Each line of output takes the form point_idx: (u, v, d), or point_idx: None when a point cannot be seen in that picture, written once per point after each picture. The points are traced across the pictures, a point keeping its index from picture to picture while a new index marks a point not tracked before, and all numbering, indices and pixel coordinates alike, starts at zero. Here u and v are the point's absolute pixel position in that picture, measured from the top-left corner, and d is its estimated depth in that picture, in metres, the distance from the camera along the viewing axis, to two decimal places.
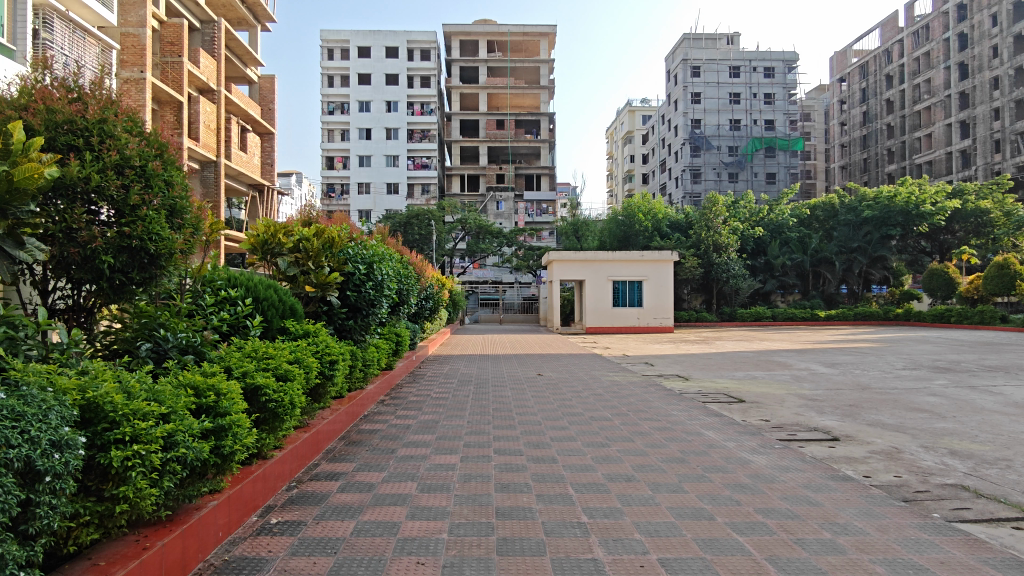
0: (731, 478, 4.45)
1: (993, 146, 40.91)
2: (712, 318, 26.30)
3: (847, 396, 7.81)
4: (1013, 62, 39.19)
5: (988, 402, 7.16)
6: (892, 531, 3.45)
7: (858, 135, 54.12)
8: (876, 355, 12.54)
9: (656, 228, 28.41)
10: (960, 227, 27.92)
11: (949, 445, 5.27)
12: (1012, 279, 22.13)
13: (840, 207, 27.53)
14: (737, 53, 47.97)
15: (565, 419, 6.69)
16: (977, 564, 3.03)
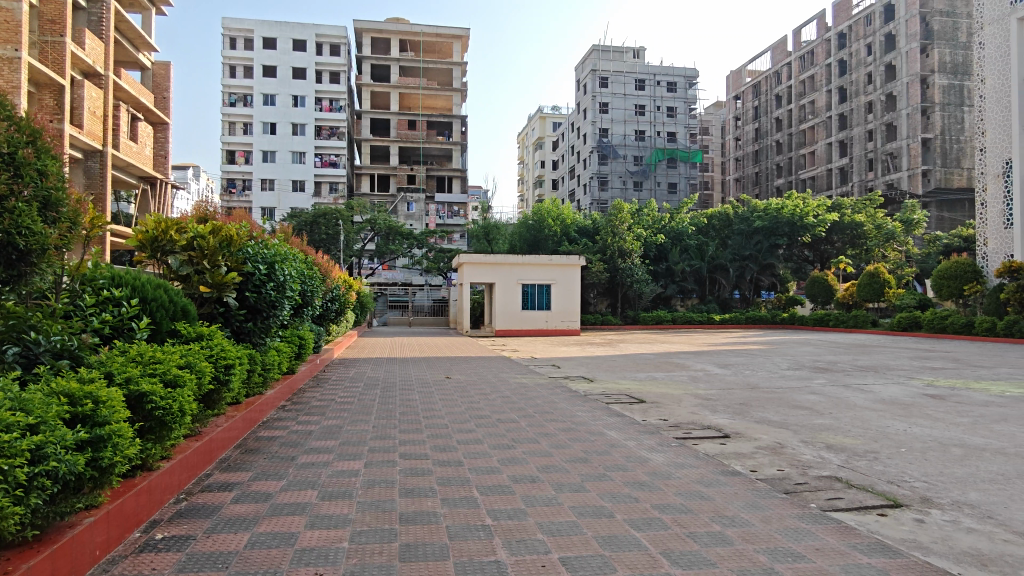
0: (630, 476, 4.60)
1: (867, 165, 44.78)
2: (617, 321, 27.22)
3: (737, 395, 8.30)
4: (885, 88, 43.05)
5: (859, 399, 7.83)
6: (774, 521, 3.70)
7: (751, 151, 57.82)
8: (764, 357, 13.42)
9: (565, 233, 29.04)
10: (838, 238, 30.35)
11: (826, 440, 5.71)
12: (881, 287, 24.30)
13: (734, 217, 29.20)
14: (643, 66, 49.87)
15: (472, 421, 6.70)
16: (847, 550, 3.30)
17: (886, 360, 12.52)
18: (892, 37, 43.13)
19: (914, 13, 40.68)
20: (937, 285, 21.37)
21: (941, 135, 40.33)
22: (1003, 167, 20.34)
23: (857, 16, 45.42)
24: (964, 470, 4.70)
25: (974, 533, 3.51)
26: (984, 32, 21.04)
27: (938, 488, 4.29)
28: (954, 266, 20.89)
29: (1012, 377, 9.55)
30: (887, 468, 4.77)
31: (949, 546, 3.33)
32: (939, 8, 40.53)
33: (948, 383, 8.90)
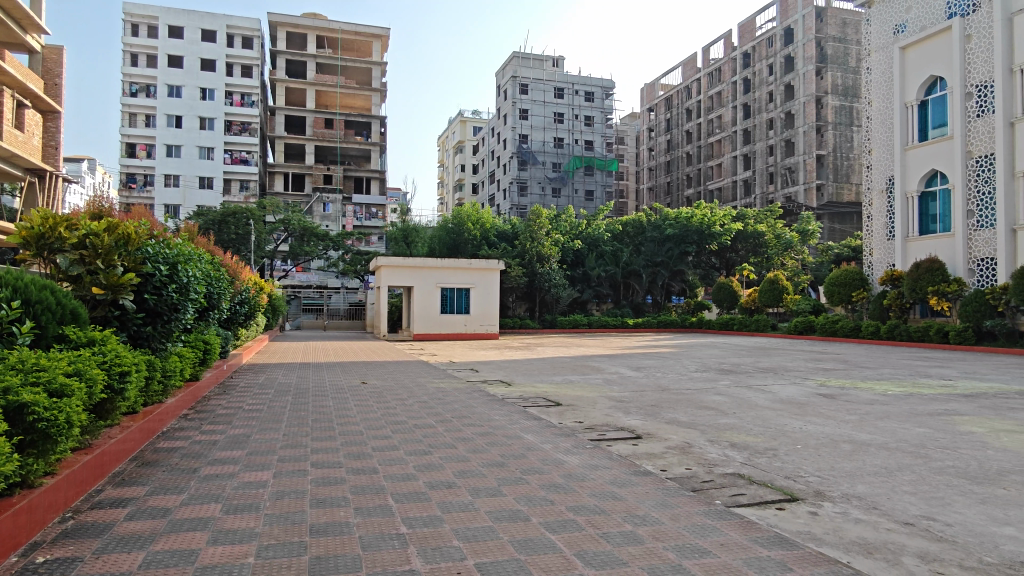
0: (546, 479, 4.66)
1: (768, 178, 47.50)
2: (535, 325, 27.59)
3: (649, 397, 8.59)
4: (785, 107, 45.89)
5: (760, 399, 8.28)
6: (682, 518, 3.83)
7: (663, 161, 60.06)
8: (673, 360, 13.99)
9: (484, 236, 29.12)
10: (742, 246, 31.95)
11: (730, 438, 5.99)
12: (780, 292, 25.83)
13: (647, 224, 30.26)
14: (562, 75, 50.80)
15: (388, 427, 6.57)
16: (748, 544, 3.46)
17: (783, 362, 13.34)
18: (791, 59, 46.02)
19: (811, 38, 43.57)
20: (829, 292, 22.90)
21: (833, 152, 43.41)
22: (887, 184, 22.10)
23: (760, 38, 48.26)
24: (851, 463, 5.07)
25: (860, 524, 3.78)
26: (872, 58, 22.85)
27: (829, 482, 4.60)
28: (843, 274, 22.42)
29: (893, 377, 10.41)
30: (784, 465, 5.07)
31: (839, 537, 3.56)
32: (832, 34, 43.60)
33: (838, 384, 9.57)
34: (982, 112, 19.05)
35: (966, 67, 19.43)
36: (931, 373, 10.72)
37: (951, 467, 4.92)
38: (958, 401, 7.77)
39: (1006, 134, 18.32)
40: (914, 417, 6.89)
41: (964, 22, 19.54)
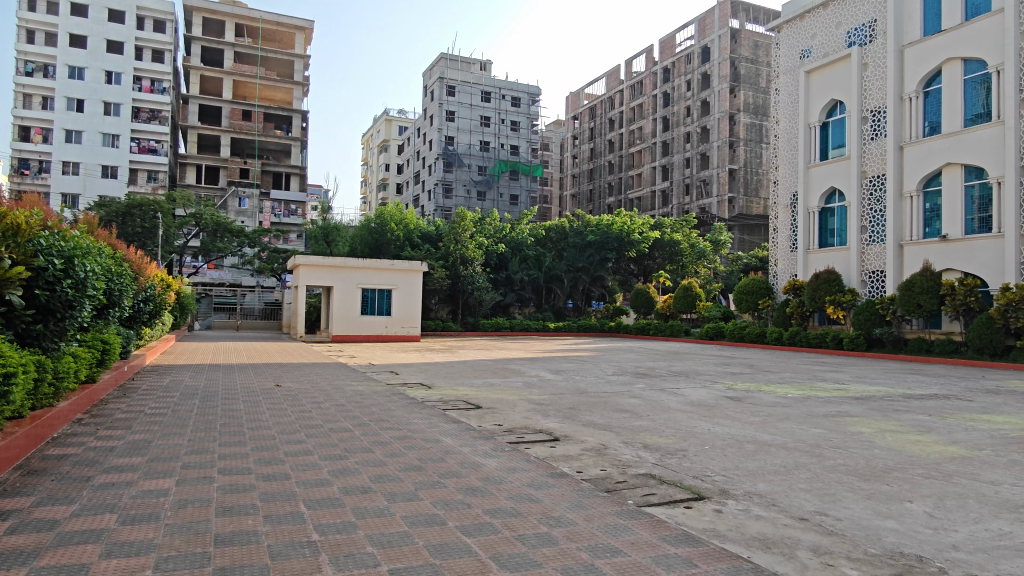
0: (463, 482, 4.66)
1: (685, 189, 49.43)
2: (456, 328, 27.59)
3: (567, 399, 8.74)
4: (701, 121, 47.92)
5: (672, 402, 8.60)
6: (596, 519, 3.93)
7: (586, 169, 61.44)
8: (592, 363, 14.28)
9: (407, 237, 28.76)
10: (659, 254, 33.06)
11: (643, 440, 6.19)
12: (693, 299, 26.95)
13: (570, 230, 30.85)
14: (489, 79, 51.12)
15: (302, 431, 6.37)
16: (658, 542, 3.59)
17: (695, 365, 13.92)
18: (707, 76, 48.11)
19: (726, 58, 45.69)
20: (738, 299, 24.13)
21: (743, 167, 45.78)
22: (791, 199, 23.51)
23: (679, 54, 50.22)
24: (754, 463, 5.34)
25: (760, 520, 3.99)
26: (780, 80, 24.20)
27: (734, 480, 4.83)
28: (751, 283, 23.67)
29: (793, 381, 11.05)
30: (693, 465, 5.28)
31: (741, 533, 3.75)
32: (745, 55, 45.93)
33: (744, 386, 10.07)
34: (876, 134, 20.54)
35: (863, 92, 20.94)
36: (826, 378, 11.47)
37: (843, 465, 5.28)
38: (851, 403, 8.35)
39: (896, 157, 19.74)
40: (811, 418, 7.35)
41: (862, 51, 21.01)
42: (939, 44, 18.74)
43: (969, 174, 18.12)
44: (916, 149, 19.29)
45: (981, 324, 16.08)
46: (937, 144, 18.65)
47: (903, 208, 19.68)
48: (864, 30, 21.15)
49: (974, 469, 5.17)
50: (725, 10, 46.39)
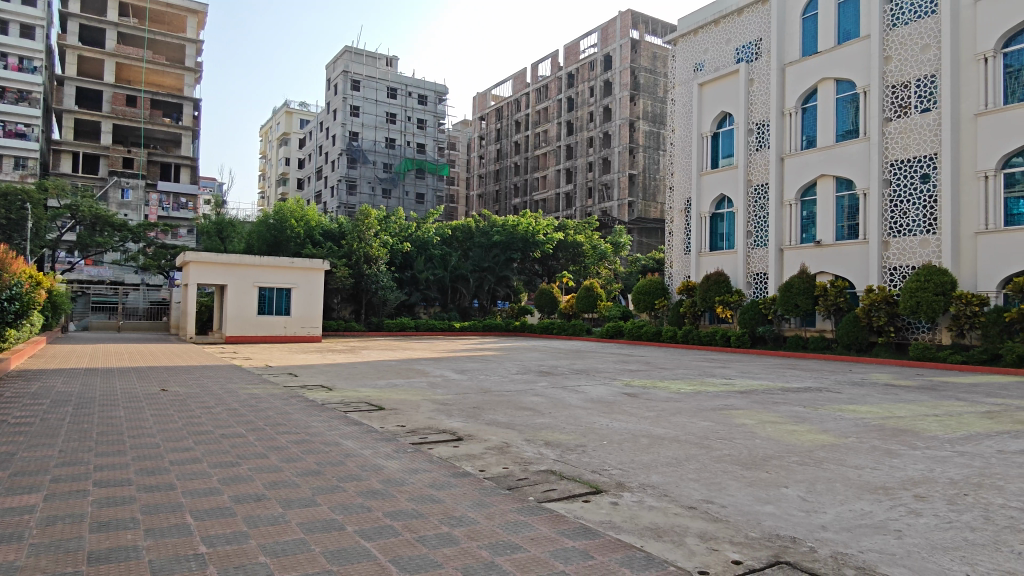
0: (364, 485, 4.57)
1: (588, 193, 50.82)
2: (360, 328, 27.00)
3: (471, 398, 8.77)
4: (603, 127, 49.49)
5: (573, 399, 8.82)
6: (497, 517, 3.97)
7: (492, 169, 61.85)
8: (496, 362, 14.37)
9: (308, 235, 27.78)
10: (563, 255, 33.64)
11: (544, 437, 6.32)
12: (595, 300, 27.82)
13: (476, 230, 30.97)
14: (395, 75, 50.34)
15: (191, 438, 6.01)
16: (556, 536, 3.68)
17: (595, 363, 14.35)
18: (609, 84, 49.78)
19: (626, 66, 47.39)
20: (636, 300, 25.07)
21: (642, 172, 47.79)
22: (685, 204, 24.77)
23: (583, 61, 51.66)
24: (648, 456, 5.59)
25: (653, 510, 4.19)
26: (676, 91, 25.42)
27: (629, 473, 5.03)
28: (648, 284, 24.68)
29: (685, 377, 11.62)
30: (592, 459, 5.45)
31: (635, 523, 3.91)
32: (644, 65, 47.84)
33: (640, 383, 10.50)
34: (760, 146, 22.05)
35: (749, 106, 22.37)
36: (715, 373, 12.15)
37: (728, 455, 5.63)
38: (736, 397, 8.90)
39: (777, 167, 21.18)
40: (701, 412, 7.77)
41: (749, 68, 22.47)
42: (815, 64, 20.32)
43: (840, 185, 19.70)
44: (794, 161, 20.79)
45: (850, 322, 17.58)
46: (813, 156, 20.22)
47: (782, 215, 21.17)
48: (750, 47, 22.59)
49: (841, 454, 5.67)
50: (626, 20, 48.17)
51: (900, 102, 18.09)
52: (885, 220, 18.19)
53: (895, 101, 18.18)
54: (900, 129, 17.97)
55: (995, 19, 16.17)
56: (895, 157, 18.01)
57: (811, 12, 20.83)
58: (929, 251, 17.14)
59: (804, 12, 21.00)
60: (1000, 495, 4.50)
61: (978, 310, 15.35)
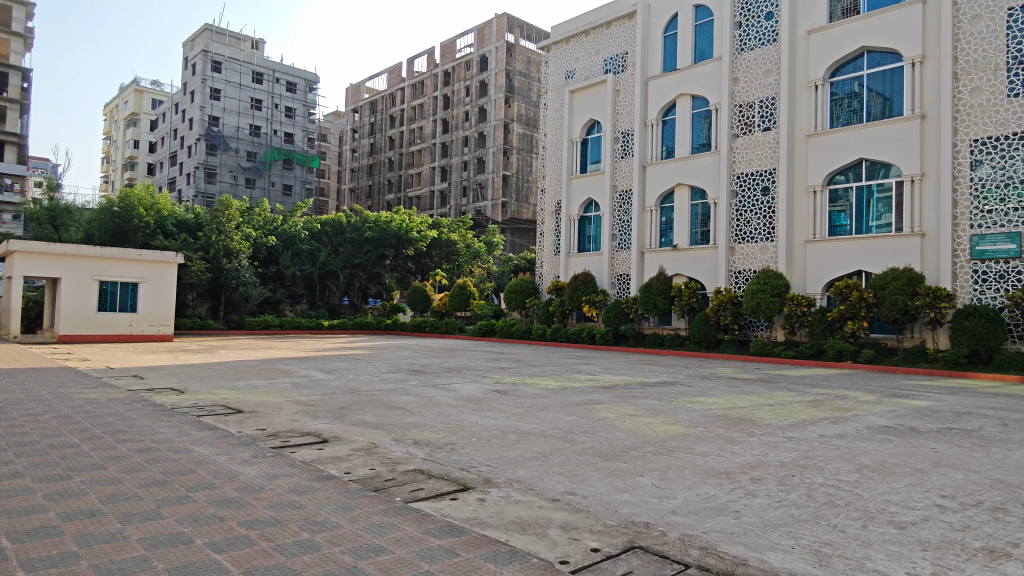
0: (217, 494, 4.28)
1: (462, 192, 50.99)
2: (218, 326, 25.27)
3: (337, 399, 8.50)
4: (478, 127, 49.92)
5: (443, 397, 8.83)
6: (361, 519, 3.89)
7: (365, 164, 60.37)
8: (366, 361, 14.06)
9: (159, 225, 25.55)
10: (436, 253, 33.43)
11: (413, 436, 6.27)
12: (468, 297, 27.97)
13: (347, 226, 30.05)
14: (261, 59, 47.79)
15: (11, 450, 5.31)
16: (422, 536, 3.66)
17: (467, 361, 14.48)
18: (484, 84, 50.30)
19: (502, 69, 48.17)
20: (508, 298, 25.60)
21: (516, 174, 48.81)
22: (556, 207, 25.56)
23: (459, 60, 51.82)
24: (515, 451, 5.72)
25: (519, 504, 4.29)
26: (548, 96, 26.18)
27: (497, 469, 5.11)
28: (519, 283, 25.22)
29: (553, 373, 12.00)
30: (460, 457, 5.48)
31: (501, 518, 3.98)
32: (518, 69, 48.87)
33: (510, 380, 10.72)
34: (625, 154, 23.28)
35: (616, 116, 23.51)
36: (581, 369, 12.64)
37: (589, 447, 5.90)
38: (600, 392, 9.32)
39: (640, 175, 22.40)
40: (567, 407, 8.06)
41: (616, 78, 23.60)
42: (674, 80, 21.75)
43: (694, 194, 21.22)
44: (655, 169, 22.10)
45: (701, 321, 19.08)
46: (671, 166, 21.61)
47: (644, 220, 22.44)
48: (617, 59, 23.73)
49: (690, 443, 6.14)
50: (502, 24, 48.91)
51: (745, 120, 19.83)
52: (732, 228, 19.86)
53: (741, 119, 19.91)
54: (745, 144, 19.72)
55: (823, 51, 18.10)
56: (741, 170, 19.70)
57: (671, 31, 22.26)
58: (767, 257, 18.95)
59: (665, 31, 22.38)
60: (820, 474, 5.07)
61: (806, 309, 17.10)
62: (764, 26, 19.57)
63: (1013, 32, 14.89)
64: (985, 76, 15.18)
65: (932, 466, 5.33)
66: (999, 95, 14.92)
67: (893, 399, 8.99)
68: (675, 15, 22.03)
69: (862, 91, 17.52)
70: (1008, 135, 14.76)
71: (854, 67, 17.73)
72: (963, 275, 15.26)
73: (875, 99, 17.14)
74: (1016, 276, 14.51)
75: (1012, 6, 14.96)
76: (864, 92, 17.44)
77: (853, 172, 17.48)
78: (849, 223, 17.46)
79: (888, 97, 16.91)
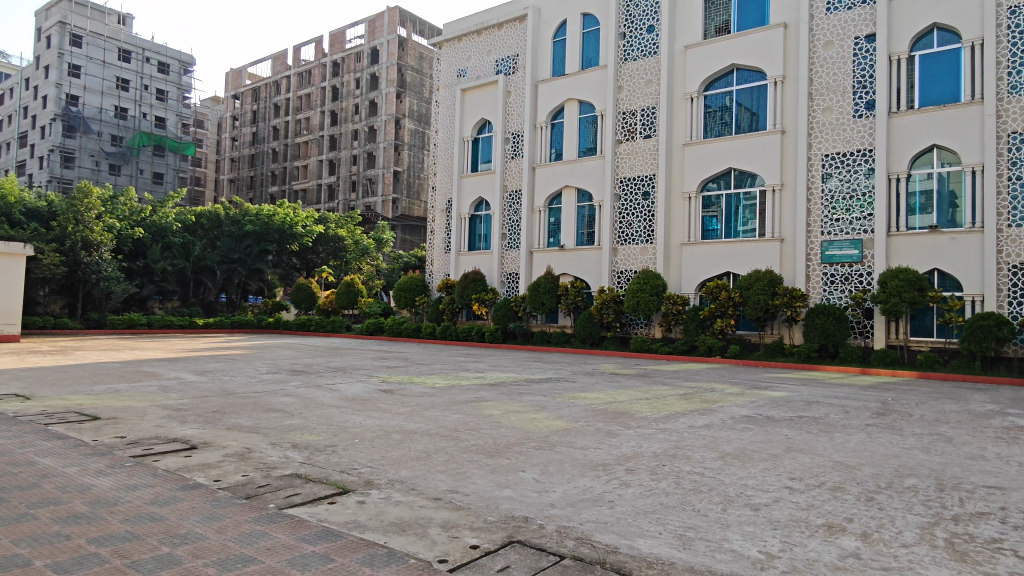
0: (64, 510, 3.91)
1: (351, 186, 49.59)
2: (74, 325, 23.02)
3: (211, 402, 8.01)
4: (369, 120, 48.78)
5: (325, 398, 8.55)
6: (229, 529, 3.69)
7: (247, 154, 57.34)
8: (244, 362, 13.35)
9: (4, 213, 22.89)
10: (323, 249, 32.43)
11: (292, 439, 6.03)
12: (355, 295, 27.24)
13: (225, 218, 28.33)
14: (128, 36, 44.22)
15: None
16: (295, 543, 3.53)
17: (352, 360, 14.12)
18: (375, 78, 49.29)
19: (393, 63, 47.42)
20: (397, 296, 25.17)
21: (407, 170, 48.14)
22: (446, 205, 25.49)
23: (348, 51, 50.36)
24: (398, 451, 5.65)
25: (399, 505, 4.24)
26: (440, 93, 26.07)
27: (378, 471, 5.02)
28: (409, 281, 24.94)
29: (441, 371, 11.96)
30: (341, 460, 5.33)
31: (380, 520, 3.92)
32: (410, 64, 48.32)
33: (397, 379, 10.56)
34: (515, 154, 23.60)
35: (506, 116, 23.78)
36: (469, 367, 12.68)
37: (473, 445, 5.93)
38: (486, 390, 9.41)
39: (530, 176, 22.82)
40: (453, 405, 8.07)
41: (506, 80, 23.88)
42: (563, 85, 22.33)
43: (581, 197, 21.89)
44: (544, 171, 22.58)
45: (585, 319, 19.73)
46: (559, 168, 22.17)
47: (533, 220, 22.86)
48: (508, 61, 24.05)
49: (571, 437, 6.34)
50: (393, 17, 48.11)
51: (628, 127, 20.73)
52: (615, 230, 20.69)
53: (624, 126, 20.79)
54: (628, 150, 20.60)
55: (698, 66, 19.27)
56: (624, 174, 20.56)
57: (560, 37, 22.83)
58: (647, 259, 19.92)
59: (554, 36, 22.92)
60: (688, 463, 5.41)
61: (681, 308, 18.15)
62: (646, 39, 20.53)
63: (858, 60, 16.59)
64: (835, 98, 16.80)
65: (783, 451, 5.83)
66: (846, 115, 16.59)
67: (755, 391, 9.77)
68: (564, 21, 22.61)
69: (732, 105, 18.84)
70: (853, 151, 16.44)
71: (725, 83, 19.04)
72: (815, 277, 16.80)
73: (744, 114, 18.50)
74: (859, 279, 16.16)
75: (858, 35, 16.64)
76: (734, 106, 18.78)
77: (724, 180, 18.74)
78: (720, 228, 18.74)
79: (754, 112, 18.31)
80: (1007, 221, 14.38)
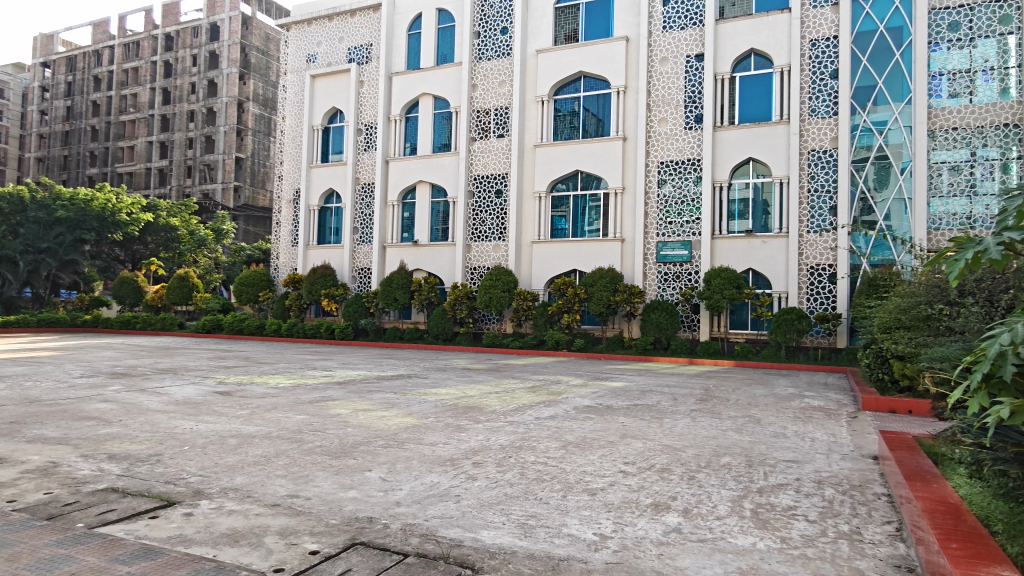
0: None
1: (186, 171, 45.58)
2: None
3: (7, 412, 6.99)
4: (207, 102, 45.10)
5: (152, 402, 7.81)
6: (24, 556, 3.25)
7: (59, 130, 50.92)
8: (53, 365, 11.83)
9: None
10: (151, 239, 29.97)
11: (108, 450, 5.44)
12: (190, 290, 25.05)
13: (30, 202, 25.01)
14: None
15: None
16: (107, 565, 3.20)
17: (186, 361, 13.02)
18: (215, 56, 45.66)
19: (236, 41, 44.31)
20: (238, 292, 23.49)
21: (250, 157, 45.00)
22: (294, 196, 24.30)
23: (184, 24, 46.24)
24: (234, 457, 5.30)
25: (232, 514, 3.98)
26: (287, 78, 24.81)
27: (210, 479, 4.68)
28: (252, 275, 23.39)
29: (286, 370, 11.39)
30: (166, 469, 4.89)
31: (209, 533, 3.66)
32: (255, 44, 45.39)
33: (235, 380, 9.88)
34: (368, 146, 23.01)
35: (359, 107, 23.12)
36: (317, 365, 12.21)
37: (317, 446, 5.71)
38: (335, 388, 9.11)
39: (383, 170, 22.37)
40: (297, 405, 7.70)
41: (358, 69, 23.20)
42: (418, 79, 22.14)
43: (434, 192, 21.83)
44: (398, 166, 22.26)
45: (438, 315, 19.77)
46: (413, 163, 21.96)
47: (386, 215, 22.44)
48: (361, 50, 23.39)
49: (420, 433, 6.32)
50: None
51: (481, 125, 20.99)
52: (469, 227, 20.88)
53: (478, 124, 21.02)
54: (482, 148, 20.86)
55: (548, 70, 19.95)
56: (478, 172, 20.81)
57: (414, 30, 22.62)
58: (498, 256, 20.32)
59: (409, 29, 22.65)
60: (533, 453, 5.60)
61: (531, 304, 18.74)
62: (499, 40, 20.91)
63: (689, 76, 18.06)
64: (669, 110, 18.20)
65: (619, 437, 6.23)
66: (679, 126, 18.03)
67: (597, 382, 10.33)
68: (419, 15, 22.43)
69: (579, 110, 19.75)
70: (684, 160, 17.91)
71: (573, 89, 19.91)
72: (651, 275, 18.10)
73: (591, 119, 19.48)
74: (688, 277, 17.65)
75: (689, 54, 18.11)
76: (581, 112, 19.70)
77: (571, 182, 19.63)
78: (567, 227, 19.61)
79: (600, 118, 19.34)
80: (807, 228, 16.42)
